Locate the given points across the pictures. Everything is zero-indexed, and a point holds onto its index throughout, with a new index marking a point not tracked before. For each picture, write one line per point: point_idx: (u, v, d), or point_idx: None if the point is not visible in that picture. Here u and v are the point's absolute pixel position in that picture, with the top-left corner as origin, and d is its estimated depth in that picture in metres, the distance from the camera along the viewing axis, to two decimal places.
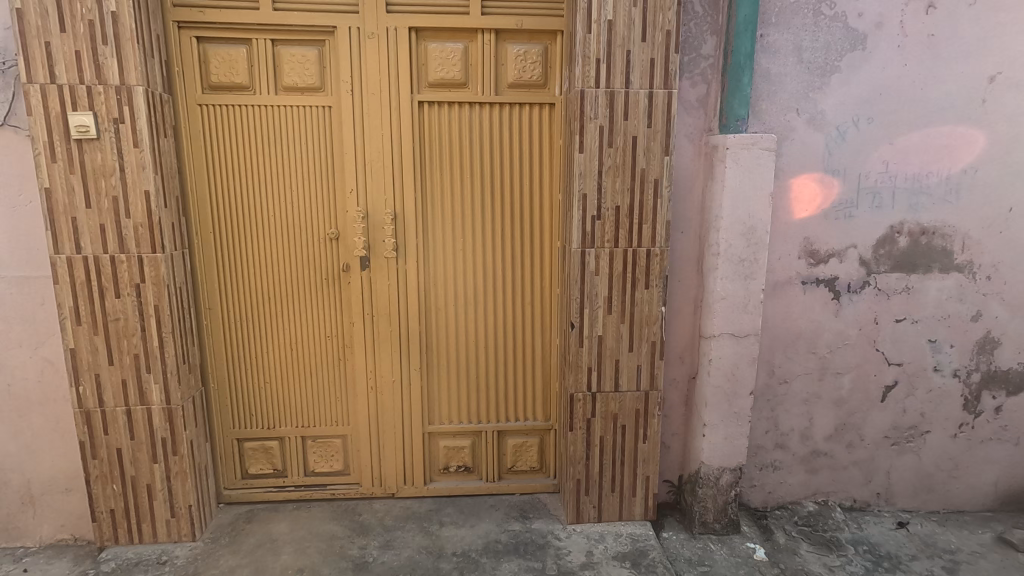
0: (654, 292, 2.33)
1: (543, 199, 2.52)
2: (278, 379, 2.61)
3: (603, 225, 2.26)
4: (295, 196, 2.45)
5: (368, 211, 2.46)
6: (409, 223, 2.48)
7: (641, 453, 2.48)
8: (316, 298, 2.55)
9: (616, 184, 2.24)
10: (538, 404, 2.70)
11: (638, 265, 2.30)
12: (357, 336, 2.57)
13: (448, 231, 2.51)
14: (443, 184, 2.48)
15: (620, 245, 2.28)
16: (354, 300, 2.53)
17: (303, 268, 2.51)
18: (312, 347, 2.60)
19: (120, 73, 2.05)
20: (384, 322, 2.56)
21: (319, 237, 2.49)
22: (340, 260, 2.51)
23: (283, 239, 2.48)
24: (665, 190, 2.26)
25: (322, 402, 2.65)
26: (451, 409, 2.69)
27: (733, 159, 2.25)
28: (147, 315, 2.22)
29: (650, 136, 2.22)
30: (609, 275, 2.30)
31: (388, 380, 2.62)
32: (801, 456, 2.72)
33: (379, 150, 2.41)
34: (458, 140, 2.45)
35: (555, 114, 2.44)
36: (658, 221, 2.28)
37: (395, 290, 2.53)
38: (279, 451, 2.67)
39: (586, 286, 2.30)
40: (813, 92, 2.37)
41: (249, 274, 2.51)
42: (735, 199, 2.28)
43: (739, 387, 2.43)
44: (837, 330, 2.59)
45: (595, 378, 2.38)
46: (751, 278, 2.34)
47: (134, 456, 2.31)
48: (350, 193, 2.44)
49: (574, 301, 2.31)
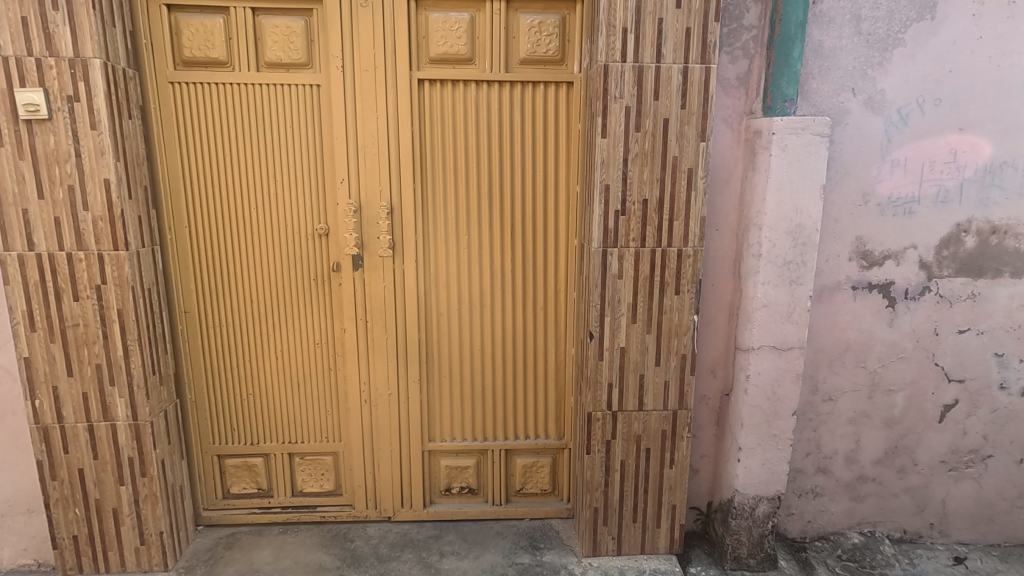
0: (685, 298, 2.04)
1: (559, 192, 2.23)
2: (262, 390, 2.36)
3: (628, 222, 1.97)
4: (279, 187, 2.18)
5: (361, 203, 2.18)
6: (408, 219, 2.20)
7: (668, 481, 2.19)
8: (305, 301, 2.28)
9: (644, 174, 1.94)
10: (551, 421, 2.42)
11: (668, 268, 2.01)
12: (350, 344, 2.30)
13: (452, 228, 2.23)
14: (446, 174, 2.19)
15: (647, 244, 1.99)
16: (346, 304, 2.26)
17: (290, 268, 2.25)
18: (300, 356, 2.34)
19: (74, 43, 1.78)
20: (380, 330, 2.29)
21: (307, 233, 2.22)
22: (330, 259, 2.24)
23: (267, 237, 2.22)
24: (700, 181, 1.96)
25: (311, 416, 2.39)
26: (454, 425, 2.41)
27: (781, 146, 1.94)
28: (110, 321, 1.96)
29: (684, 118, 1.92)
30: (635, 279, 2.01)
31: (385, 394, 2.35)
32: (845, 483, 2.42)
33: (373, 136, 2.13)
34: (463, 125, 2.16)
35: (573, 94, 2.15)
36: (692, 216, 1.98)
37: (391, 292, 2.26)
38: (264, 469, 2.42)
39: (608, 291, 2.01)
40: (872, 70, 2.06)
41: (229, 274, 2.24)
42: (780, 192, 1.97)
43: (781, 407, 2.13)
44: (890, 342, 2.29)
45: (617, 396, 2.09)
46: (798, 283, 2.04)
47: (97, 477, 2.06)
48: (340, 183, 2.16)
49: (593, 307, 2.02)
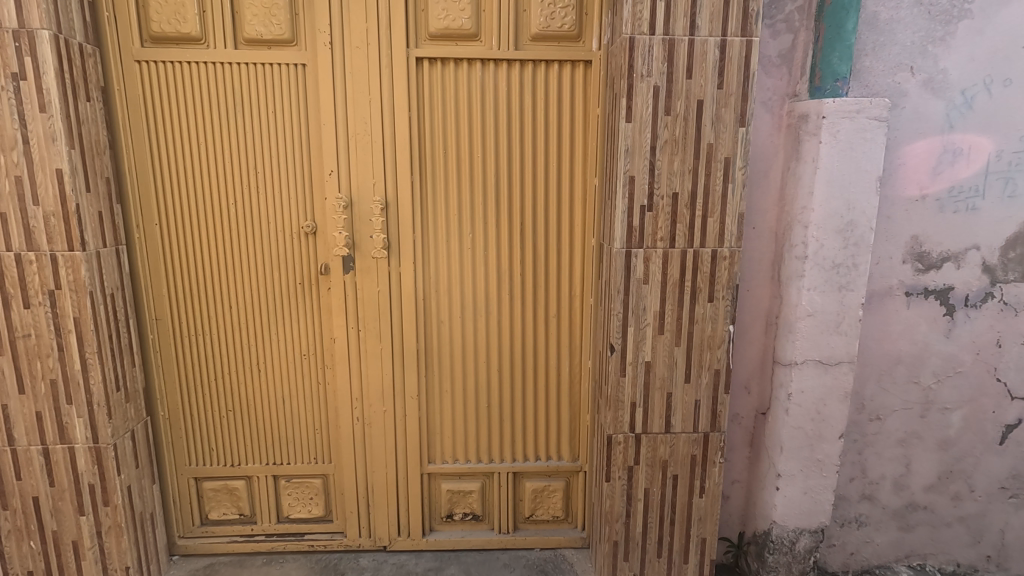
0: (720, 306, 1.79)
1: (575, 185, 1.98)
2: (244, 406, 2.12)
3: (655, 219, 1.72)
4: (260, 181, 1.94)
5: (353, 198, 1.94)
6: (404, 216, 1.96)
7: (697, 511, 1.94)
8: (290, 308, 2.04)
9: (674, 164, 1.69)
10: (564, 440, 2.18)
11: (700, 271, 1.76)
12: (340, 355, 2.06)
13: (454, 225, 1.99)
14: (448, 165, 1.95)
15: (677, 244, 1.74)
16: (336, 311, 2.02)
17: (273, 271, 2.01)
18: (286, 369, 2.10)
19: (18, 13, 1.55)
20: (373, 339, 2.05)
21: (292, 231, 1.98)
22: (317, 260, 2.00)
23: (248, 235, 1.98)
24: (739, 172, 1.71)
25: (298, 435, 2.15)
26: (456, 445, 2.17)
27: (832, 131, 1.69)
28: (66, 331, 1.73)
29: (721, 99, 1.67)
30: (662, 284, 1.76)
31: (379, 410, 2.11)
32: (893, 511, 2.17)
33: (366, 123, 1.89)
34: (467, 110, 1.91)
35: (591, 75, 1.90)
36: (728, 213, 1.73)
37: (386, 297, 2.01)
38: (246, 494, 2.18)
39: (631, 298, 1.77)
40: (933, 45, 1.80)
41: (205, 277, 2.01)
42: (830, 185, 1.72)
43: (826, 429, 1.88)
44: (947, 355, 2.03)
45: (641, 416, 1.85)
46: (848, 290, 1.78)
47: (54, 507, 1.84)
48: (328, 175, 1.92)
49: (615, 316, 1.78)
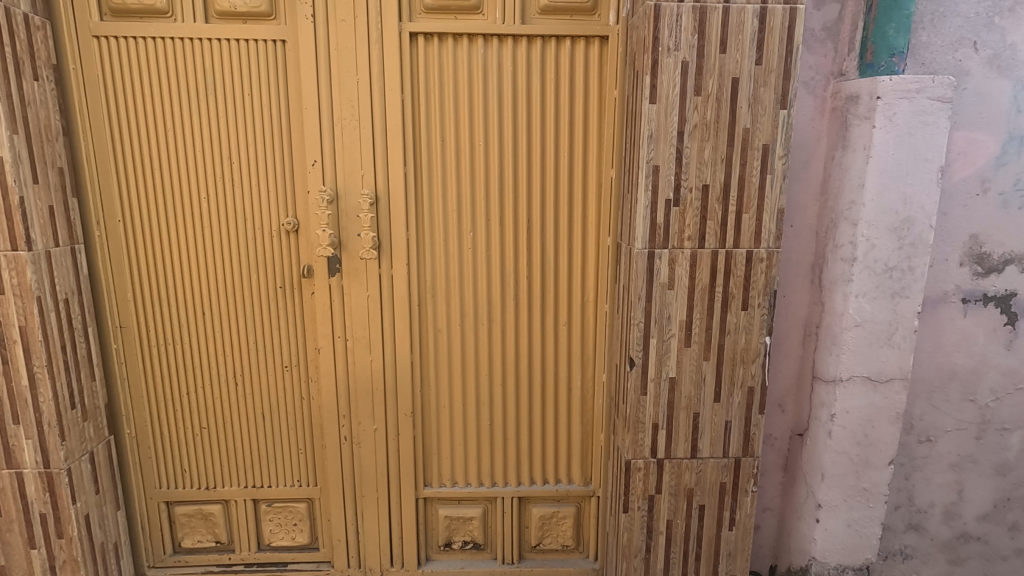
0: (755, 315, 1.57)
1: (589, 178, 1.76)
2: (220, 423, 1.91)
3: (683, 216, 1.50)
4: (236, 172, 1.73)
5: (338, 192, 1.73)
6: (396, 212, 1.75)
7: (726, 545, 1.72)
8: (270, 314, 1.83)
9: (705, 152, 1.47)
10: (575, 462, 1.96)
11: (733, 276, 1.54)
12: (325, 368, 1.85)
13: (453, 223, 1.78)
14: (445, 155, 1.74)
15: (707, 244, 1.52)
16: (321, 318, 1.81)
17: (250, 273, 1.80)
18: (266, 382, 1.89)
19: None
20: (362, 350, 1.84)
21: (271, 229, 1.77)
22: (300, 261, 1.79)
23: (223, 234, 1.77)
24: (779, 162, 1.49)
25: (280, 455, 1.94)
26: (456, 466, 1.96)
27: (887, 114, 1.46)
28: (11, 343, 1.54)
29: (760, 76, 1.45)
30: (689, 289, 1.54)
31: (369, 429, 1.90)
32: (942, 543, 1.94)
33: (353, 108, 1.68)
34: (467, 92, 1.70)
35: (608, 52, 1.68)
36: (766, 209, 1.51)
37: (376, 303, 1.80)
38: (223, 519, 1.97)
39: (654, 305, 1.55)
40: (999, 17, 1.58)
41: (175, 280, 1.80)
42: (884, 176, 1.49)
43: (874, 454, 1.66)
44: (1008, 369, 1.80)
45: (663, 440, 1.63)
46: (902, 296, 1.56)
47: (2, 539, 1.66)
48: (311, 166, 1.71)
49: (635, 325, 1.56)
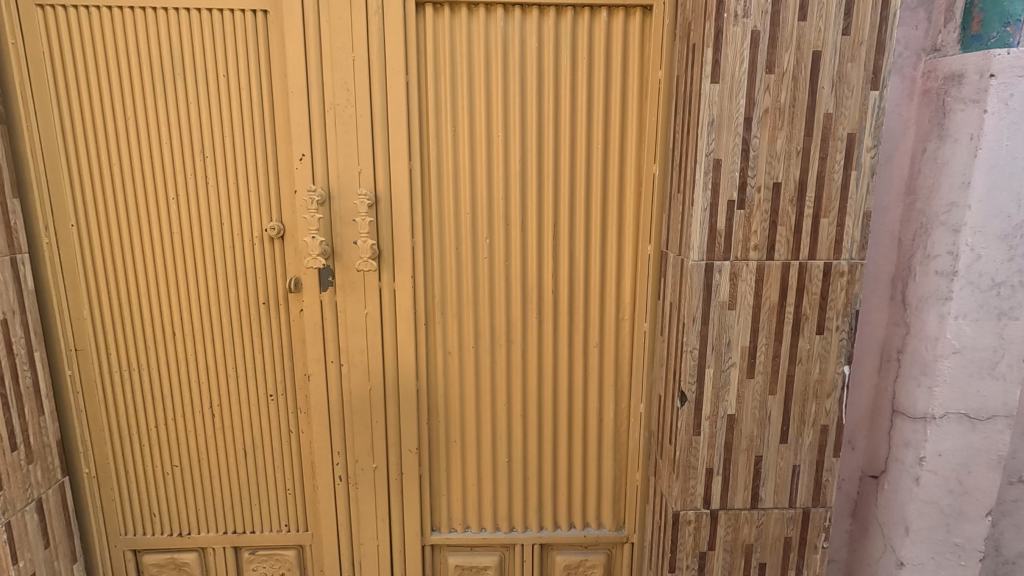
0: (832, 339, 1.30)
1: (627, 174, 1.49)
2: (193, 459, 1.64)
3: (748, 221, 1.24)
4: (209, 169, 1.47)
5: (331, 192, 1.46)
6: (399, 216, 1.48)
7: None
8: (251, 335, 1.56)
9: (776, 143, 1.21)
10: (607, 505, 1.69)
11: (808, 293, 1.27)
12: (316, 398, 1.58)
13: (466, 228, 1.51)
14: (457, 148, 1.47)
15: (777, 256, 1.26)
16: (310, 340, 1.54)
17: (228, 287, 1.53)
18: (247, 413, 1.62)
19: None
20: (360, 376, 1.57)
21: (252, 235, 1.50)
22: (286, 273, 1.52)
23: (196, 241, 1.50)
24: (867, 155, 1.22)
25: (263, 496, 1.67)
26: (468, 509, 1.69)
27: (1002, 96, 1.19)
28: None
29: (846, 50, 1.18)
30: (754, 310, 1.28)
31: (368, 467, 1.63)
32: None
33: (347, 91, 1.41)
34: (483, 72, 1.43)
35: (651, 26, 1.42)
36: (850, 212, 1.24)
37: (375, 322, 1.53)
38: (199, 570, 1.70)
39: (711, 329, 1.28)
40: None
41: (139, 295, 1.53)
42: (994, 173, 1.23)
43: (969, 505, 1.38)
44: None
45: (718, 488, 1.37)
46: (1010, 317, 1.29)
47: None
48: (299, 161, 1.44)
49: (688, 353, 1.30)
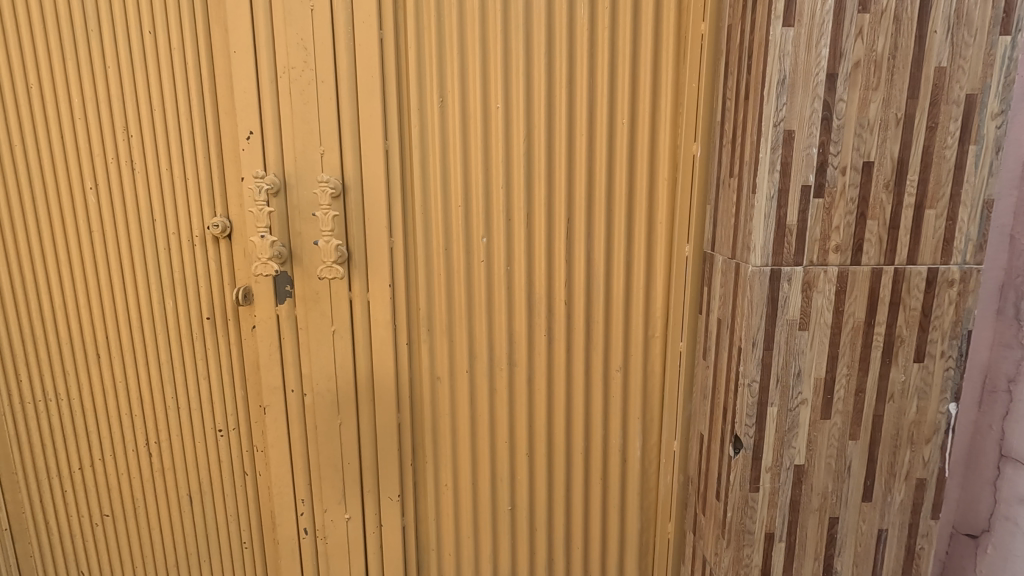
0: (935, 369, 0.99)
1: (660, 157, 1.18)
2: (126, 510, 1.34)
3: (827, 213, 0.93)
4: (135, 152, 1.17)
5: (287, 180, 1.16)
6: (373, 209, 1.18)
7: None
8: (193, 359, 1.26)
9: (869, 109, 0.90)
10: (633, 564, 1.38)
11: (905, 308, 0.97)
12: (274, 435, 1.28)
13: (457, 225, 1.20)
14: (445, 122, 1.16)
15: (865, 260, 0.95)
16: (265, 364, 1.24)
17: (163, 300, 1.24)
18: (188, 455, 1.31)
19: None
20: (327, 407, 1.27)
21: (191, 234, 1.21)
22: (235, 282, 1.23)
23: (121, 244, 1.21)
24: (991, 124, 0.91)
25: (213, 554, 1.37)
26: (463, 568, 1.39)
27: None
28: None
29: None
30: (834, 330, 0.97)
31: (339, 519, 1.33)
32: None
33: (304, 50, 1.12)
34: (477, 25, 1.12)
35: None
36: (964, 201, 0.93)
37: (345, 342, 1.24)
38: None
39: (775, 356, 0.98)
40: None
41: (56, 310, 1.25)
42: None
43: None
44: None
45: (781, 559, 1.06)
46: None
47: None
48: (246, 141, 1.15)
49: (745, 387, 0.99)
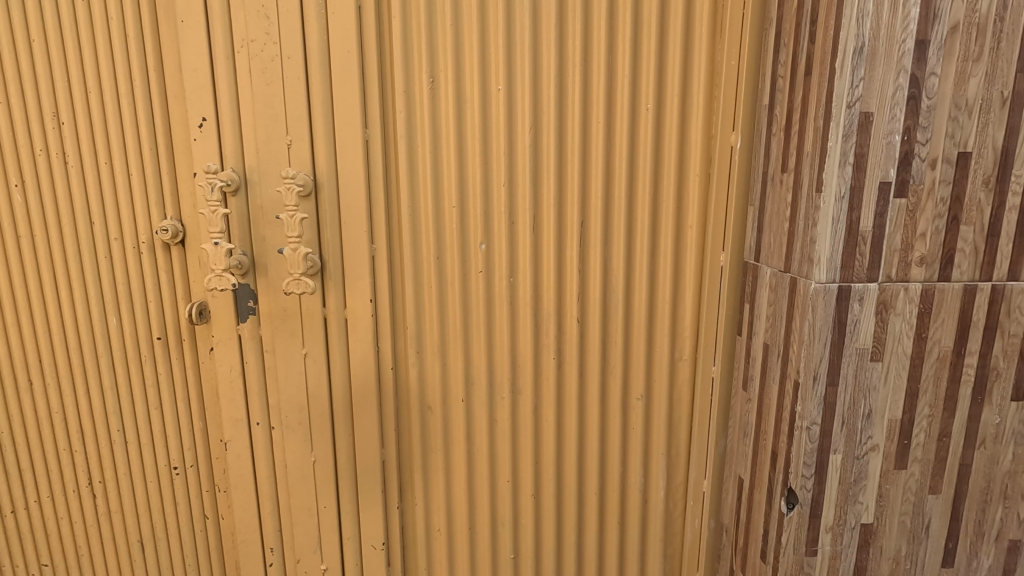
0: None
1: (693, 148, 0.99)
2: (69, 558, 1.16)
3: (911, 216, 0.75)
4: (68, 144, 0.99)
5: (248, 175, 0.98)
6: (350, 210, 0.99)
7: None
8: (142, 386, 1.08)
9: (967, 86, 0.72)
10: None
11: (1004, 335, 0.78)
12: (237, 474, 1.10)
13: (450, 229, 1.02)
14: (435, 106, 0.97)
15: (957, 275, 0.76)
16: (226, 393, 1.06)
17: (105, 317, 1.05)
18: (139, 497, 1.13)
19: None
20: (299, 442, 1.09)
21: (136, 240, 1.02)
22: (189, 297, 1.04)
23: (55, 252, 1.03)
24: None
25: None
26: None
27: None
28: None
29: None
30: (915, 362, 0.79)
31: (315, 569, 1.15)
32: None
33: (266, 21, 0.93)
34: None
35: None
36: None
37: (319, 367, 1.05)
38: None
39: (841, 392, 0.79)
40: None
41: None
42: None
43: None
44: None
45: None
46: None
47: None
48: (199, 130, 0.96)
49: (803, 431, 0.81)
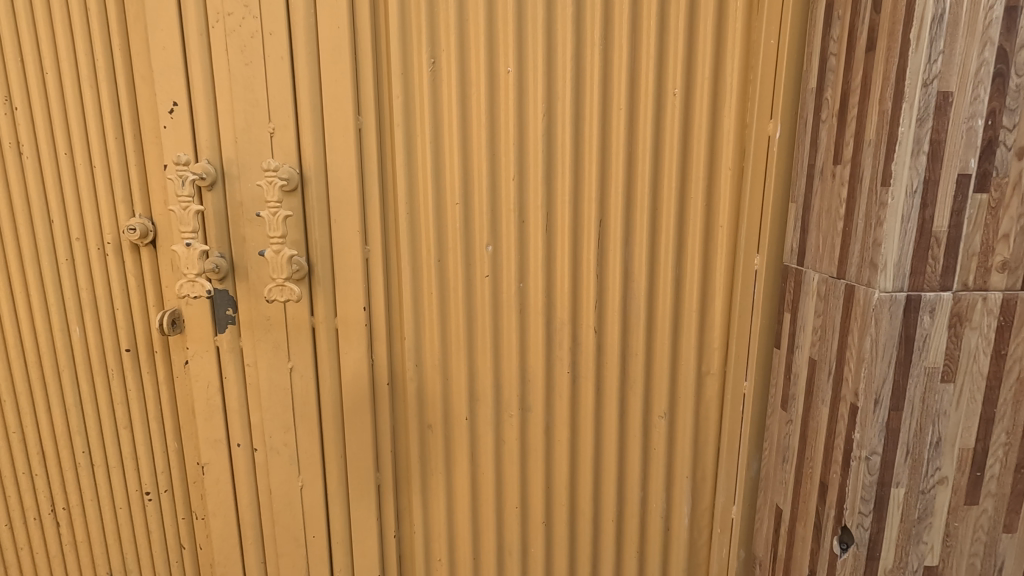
0: None
1: (725, 138, 0.89)
2: None
3: (993, 215, 0.64)
4: (23, 133, 0.88)
5: (226, 167, 0.87)
6: (341, 207, 0.89)
7: None
8: (110, 403, 0.97)
9: None
10: None
11: None
12: (216, 500, 0.99)
13: (453, 228, 0.91)
14: (437, 91, 0.87)
15: None
16: (202, 411, 0.95)
17: (68, 327, 0.94)
18: (108, 524, 1.02)
19: None
20: (285, 466, 0.98)
21: (100, 241, 0.91)
22: (161, 304, 0.93)
23: (12, 254, 0.92)
24: None
25: None
26: None
27: None
28: None
29: None
30: (992, 383, 0.68)
31: None
32: None
33: None
34: None
35: None
36: None
37: (306, 382, 0.94)
38: None
39: (906, 418, 0.69)
40: None
41: None
42: None
43: None
44: None
45: None
46: None
47: None
48: (170, 116, 0.85)
49: (862, 461, 0.70)
